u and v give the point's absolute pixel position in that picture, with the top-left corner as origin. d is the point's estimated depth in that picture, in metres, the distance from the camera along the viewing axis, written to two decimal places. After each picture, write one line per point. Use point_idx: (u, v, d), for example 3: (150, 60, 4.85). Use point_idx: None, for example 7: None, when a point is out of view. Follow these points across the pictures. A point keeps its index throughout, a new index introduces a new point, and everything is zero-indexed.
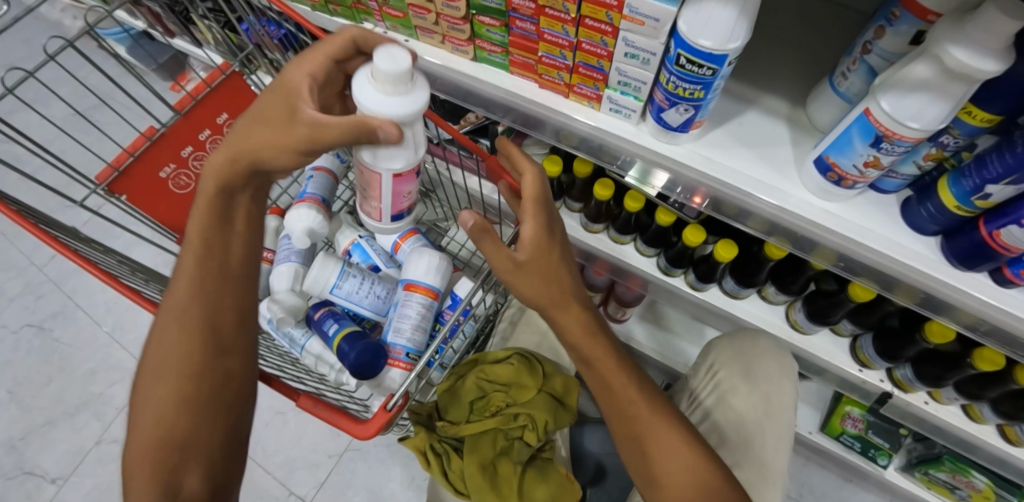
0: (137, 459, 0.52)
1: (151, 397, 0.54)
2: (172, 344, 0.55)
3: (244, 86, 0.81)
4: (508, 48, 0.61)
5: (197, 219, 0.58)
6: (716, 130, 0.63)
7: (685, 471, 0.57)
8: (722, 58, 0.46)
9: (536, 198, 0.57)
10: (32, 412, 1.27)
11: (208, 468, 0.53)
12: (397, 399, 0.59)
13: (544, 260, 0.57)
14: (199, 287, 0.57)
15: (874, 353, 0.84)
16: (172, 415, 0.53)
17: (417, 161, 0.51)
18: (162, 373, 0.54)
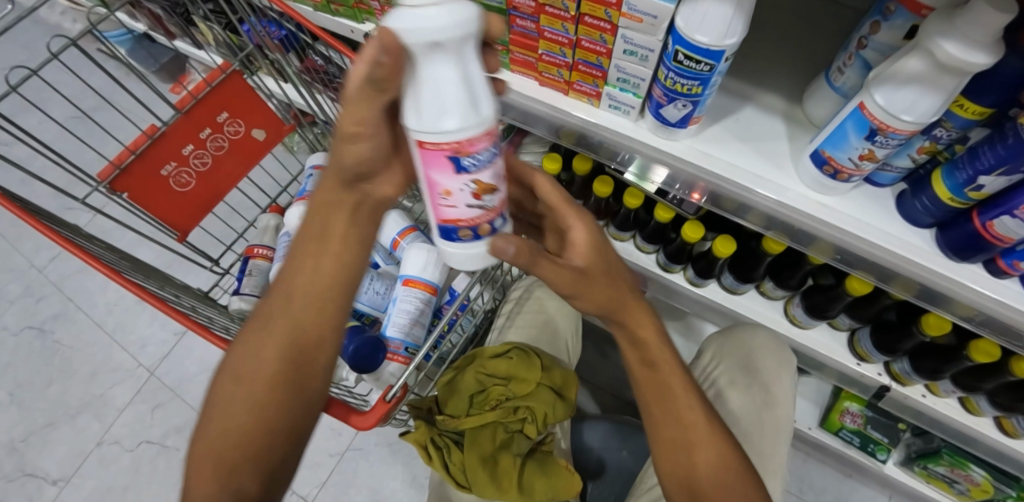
0: (199, 453, 0.54)
1: (228, 398, 0.55)
2: (257, 351, 0.57)
3: (245, 86, 0.82)
4: (509, 46, 0.62)
5: (306, 229, 0.59)
6: (713, 126, 0.64)
7: (715, 470, 0.59)
8: (719, 53, 0.47)
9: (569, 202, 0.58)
10: (33, 413, 1.27)
11: (265, 474, 0.54)
12: (395, 390, 0.64)
13: (595, 255, 0.55)
14: (289, 299, 0.58)
15: (872, 347, 0.85)
16: (242, 420, 0.54)
17: (452, 132, 0.39)
18: (242, 377, 0.56)
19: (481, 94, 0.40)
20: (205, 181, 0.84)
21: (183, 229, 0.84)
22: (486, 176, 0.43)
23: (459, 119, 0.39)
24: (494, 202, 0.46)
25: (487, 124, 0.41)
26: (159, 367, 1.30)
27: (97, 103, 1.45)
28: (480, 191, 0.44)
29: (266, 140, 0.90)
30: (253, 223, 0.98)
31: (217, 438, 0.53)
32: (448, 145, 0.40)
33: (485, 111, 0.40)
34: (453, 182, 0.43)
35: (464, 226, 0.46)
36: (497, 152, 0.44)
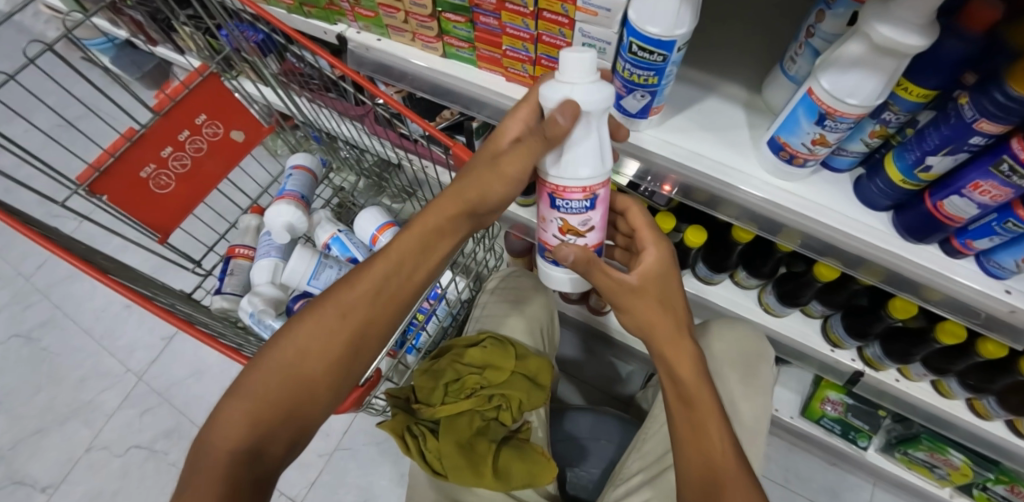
0: (235, 408, 0.55)
1: (281, 366, 0.57)
2: (325, 332, 0.59)
3: (222, 87, 0.84)
4: (474, 43, 0.64)
5: (411, 231, 0.62)
6: (677, 116, 0.66)
7: (725, 464, 0.60)
8: (670, 43, 0.49)
9: (651, 226, 0.63)
10: (22, 420, 1.27)
11: (291, 441, 0.57)
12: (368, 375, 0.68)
13: (654, 277, 0.60)
14: (373, 295, 0.61)
15: (844, 332, 0.86)
16: (293, 392, 0.57)
17: (555, 179, 0.51)
18: (303, 352, 0.58)
19: (587, 160, 0.49)
20: (184, 183, 0.85)
21: (165, 231, 0.85)
22: (575, 219, 0.54)
23: (562, 172, 0.50)
24: (581, 240, 0.57)
25: (584, 183, 0.51)
26: (148, 371, 1.31)
27: (81, 112, 1.46)
28: (568, 229, 0.56)
29: (246, 141, 0.91)
30: (235, 224, 0.99)
31: (266, 397, 0.56)
32: (549, 186, 0.53)
33: (583, 174, 0.50)
34: (551, 213, 0.55)
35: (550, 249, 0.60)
36: (594, 206, 0.54)
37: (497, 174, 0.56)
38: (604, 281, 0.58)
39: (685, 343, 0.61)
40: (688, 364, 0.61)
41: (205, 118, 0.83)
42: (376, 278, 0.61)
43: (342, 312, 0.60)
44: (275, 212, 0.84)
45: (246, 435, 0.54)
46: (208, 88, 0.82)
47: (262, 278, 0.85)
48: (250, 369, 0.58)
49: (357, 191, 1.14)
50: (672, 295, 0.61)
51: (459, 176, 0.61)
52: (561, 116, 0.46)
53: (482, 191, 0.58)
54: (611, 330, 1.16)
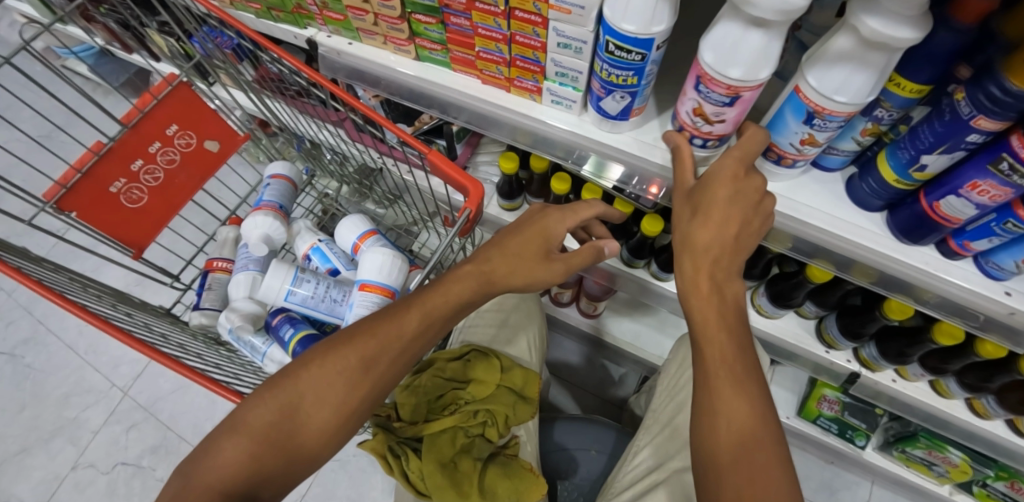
0: (233, 445, 0.52)
1: (288, 405, 0.54)
2: (340, 380, 0.55)
3: (193, 96, 0.83)
4: (447, 44, 0.61)
5: (445, 294, 0.58)
6: (660, 114, 0.61)
7: (739, 435, 0.48)
8: (648, 42, 0.46)
9: (748, 151, 0.50)
10: (6, 440, 1.24)
11: (283, 485, 0.54)
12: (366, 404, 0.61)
13: (706, 194, 0.50)
14: (399, 356, 0.57)
15: (838, 333, 0.84)
16: (297, 439, 0.54)
17: (717, 73, 0.45)
18: (315, 396, 0.55)
19: (742, 61, 0.43)
20: (160, 195, 0.81)
21: (138, 246, 0.80)
22: (709, 108, 0.49)
23: (716, 62, 0.45)
24: (707, 128, 0.52)
25: (731, 83, 0.45)
26: (133, 386, 1.28)
27: (53, 128, 1.43)
28: (699, 113, 0.51)
29: (221, 151, 0.87)
30: (213, 236, 0.94)
31: (270, 437, 0.53)
32: (698, 67, 0.47)
33: (730, 75, 0.44)
34: (689, 92, 0.51)
35: (687, 132, 0.55)
36: (733, 106, 0.48)
37: (541, 269, 0.59)
38: (678, 169, 0.54)
39: (705, 276, 0.51)
40: (709, 302, 0.51)
41: (177, 128, 0.81)
42: (404, 331, 0.57)
43: (363, 363, 0.56)
44: (251, 224, 0.81)
45: (241, 474, 0.52)
46: (181, 96, 0.82)
47: (239, 293, 0.80)
48: (255, 401, 0.55)
49: (341, 197, 1.10)
50: (709, 216, 0.50)
51: (497, 248, 0.60)
52: (607, 249, 0.61)
53: (527, 283, 0.59)
54: (601, 333, 1.14)
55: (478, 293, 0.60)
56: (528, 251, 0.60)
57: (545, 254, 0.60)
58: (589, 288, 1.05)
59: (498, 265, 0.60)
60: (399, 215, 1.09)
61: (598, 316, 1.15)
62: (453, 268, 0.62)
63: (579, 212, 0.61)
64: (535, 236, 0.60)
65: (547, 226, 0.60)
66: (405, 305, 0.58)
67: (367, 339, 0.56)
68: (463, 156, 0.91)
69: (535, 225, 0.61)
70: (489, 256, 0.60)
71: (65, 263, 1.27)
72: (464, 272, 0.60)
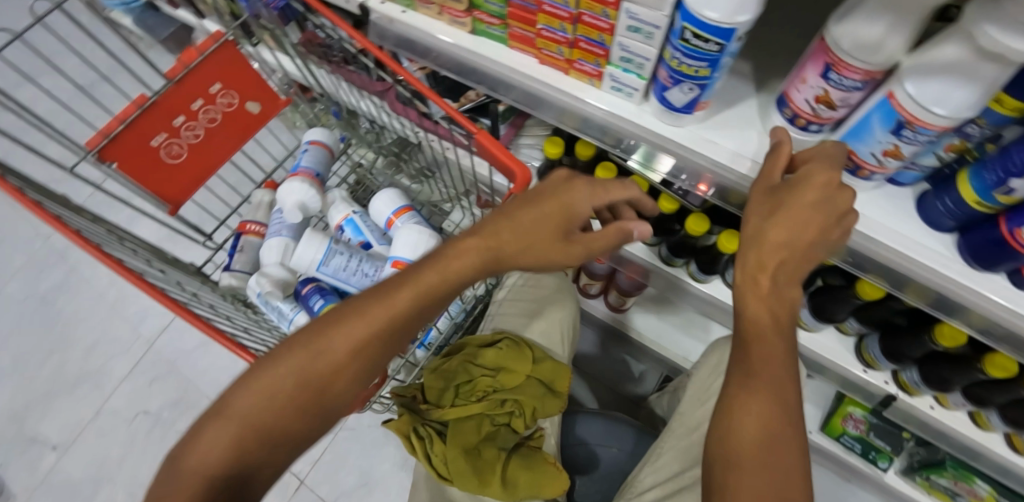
0: (221, 428, 0.52)
1: (276, 389, 0.53)
2: (329, 361, 0.54)
3: (238, 56, 0.78)
4: (507, 19, 0.58)
5: (443, 269, 0.56)
6: (723, 112, 0.58)
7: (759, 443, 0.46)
8: (729, 32, 0.43)
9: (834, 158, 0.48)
10: (35, 381, 1.27)
11: (272, 467, 0.54)
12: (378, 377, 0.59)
13: (792, 194, 0.48)
14: (390, 334, 0.55)
15: (879, 353, 0.81)
16: (285, 422, 0.53)
17: (859, 60, 0.44)
18: (304, 377, 0.54)
19: (880, 46, 0.42)
20: (196, 153, 0.82)
21: (175, 203, 0.83)
22: (836, 95, 0.48)
23: (852, 51, 0.44)
24: (828, 114, 0.51)
25: (871, 69, 0.44)
26: (158, 339, 1.30)
27: (97, 78, 1.45)
28: (823, 100, 0.50)
29: (260, 113, 0.88)
30: (247, 198, 0.92)
31: (257, 421, 0.52)
32: (828, 55, 0.46)
33: (871, 61, 0.44)
34: (810, 80, 0.49)
35: (800, 120, 0.53)
36: (865, 90, 0.47)
37: (559, 252, 0.57)
38: (770, 161, 0.49)
39: (766, 276, 0.48)
40: (764, 306, 0.48)
41: (220, 87, 0.78)
42: (395, 309, 0.55)
43: (352, 343, 0.55)
44: (288, 190, 0.80)
45: (229, 458, 0.51)
46: (224, 56, 0.77)
47: (271, 259, 0.79)
48: (244, 385, 0.54)
49: (375, 169, 1.09)
50: (784, 219, 0.47)
51: (506, 224, 0.57)
52: (637, 232, 0.59)
53: (540, 262, 0.58)
54: (627, 328, 1.12)
55: (484, 269, 0.57)
56: (541, 230, 0.57)
57: (564, 234, 0.57)
58: (620, 283, 1.03)
59: (504, 242, 0.57)
60: (432, 192, 1.08)
61: (625, 311, 1.13)
62: (455, 239, 0.59)
63: (607, 193, 0.57)
64: (547, 212, 0.57)
65: (571, 209, 0.57)
66: (398, 283, 0.56)
67: (356, 319, 0.55)
68: (506, 137, 0.87)
69: (550, 203, 0.57)
70: (491, 232, 0.57)
71: (101, 212, 1.29)
72: (466, 246, 0.57)
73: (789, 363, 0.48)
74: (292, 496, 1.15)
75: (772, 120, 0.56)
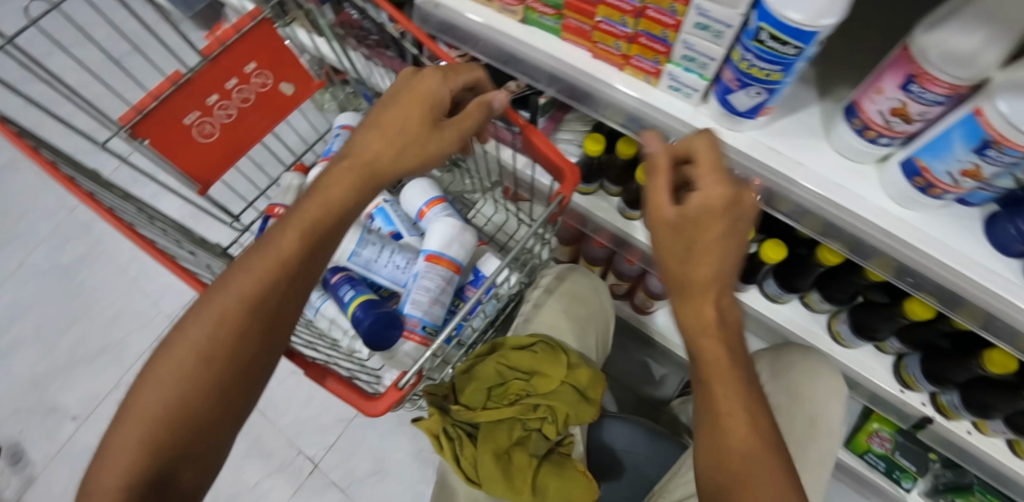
0: (132, 429, 0.47)
1: (176, 378, 0.49)
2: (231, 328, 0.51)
3: (275, 35, 0.76)
4: (562, 10, 0.55)
5: (315, 200, 0.55)
6: (785, 118, 0.56)
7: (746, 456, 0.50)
8: (810, 35, 0.40)
9: (717, 169, 0.49)
10: (57, 351, 1.28)
11: (202, 460, 0.50)
12: (409, 377, 0.51)
13: (695, 231, 0.50)
14: (276, 275, 0.52)
15: (919, 374, 0.78)
16: (195, 405, 0.49)
17: (946, 73, 0.41)
18: (205, 353, 0.50)
19: (971, 60, 0.39)
20: (228, 133, 0.80)
21: (205, 183, 0.82)
22: (914, 108, 0.45)
23: (940, 62, 0.40)
24: (902, 128, 0.48)
25: (957, 83, 0.41)
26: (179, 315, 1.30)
27: (128, 50, 1.44)
28: (899, 113, 0.47)
29: (294, 95, 0.86)
30: (276, 181, 0.91)
31: (162, 413, 0.48)
32: (912, 66, 0.42)
33: (958, 76, 0.40)
34: (888, 90, 0.46)
35: (871, 132, 0.50)
36: (948, 105, 0.44)
37: (433, 139, 0.57)
38: (654, 198, 0.52)
39: (710, 312, 0.52)
40: (716, 340, 0.53)
41: (255, 67, 0.76)
42: (279, 253, 0.53)
43: (242, 299, 0.51)
44: None
45: (146, 456, 0.47)
46: (259, 34, 0.74)
47: None
48: (144, 385, 0.49)
49: None
50: (704, 255, 0.50)
51: (368, 141, 0.56)
52: (496, 103, 0.58)
53: (419, 158, 0.57)
54: (653, 331, 1.10)
55: (365, 186, 0.56)
56: (407, 127, 0.56)
57: (432, 122, 0.57)
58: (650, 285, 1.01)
59: (366, 151, 0.56)
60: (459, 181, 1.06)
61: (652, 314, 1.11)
62: (321, 178, 0.57)
63: (457, 72, 0.59)
64: (399, 125, 0.56)
65: (430, 92, 0.57)
66: (280, 229, 0.54)
67: (239, 278, 0.52)
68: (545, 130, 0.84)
69: (409, 99, 0.56)
70: (352, 153, 0.57)
71: (125, 186, 1.28)
72: (336, 172, 0.56)
73: (750, 391, 0.53)
74: (306, 479, 1.15)
75: (839, 131, 0.53)
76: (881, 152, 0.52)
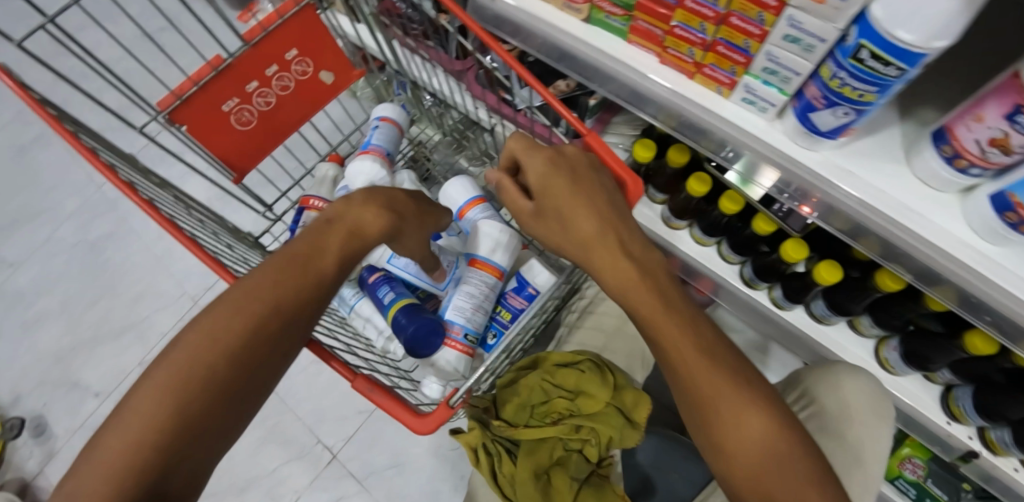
0: (129, 430, 0.42)
1: (184, 378, 0.45)
2: (246, 323, 0.48)
3: (318, 21, 0.73)
4: (633, 11, 0.52)
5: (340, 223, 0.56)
6: (863, 139, 0.52)
7: (755, 447, 0.48)
8: (917, 57, 0.36)
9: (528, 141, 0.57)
10: (81, 326, 1.29)
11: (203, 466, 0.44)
12: (459, 395, 0.55)
13: (550, 193, 0.54)
14: (303, 282, 0.52)
15: (970, 408, 0.74)
16: (207, 403, 0.45)
17: None
18: (219, 351, 0.46)
19: None
20: (266, 120, 0.78)
21: (240, 171, 0.80)
22: (1017, 140, 0.39)
23: None
24: (1001, 159, 0.42)
25: None
26: (203, 297, 1.29)
27: (162, 27, 1.42)
28: (998, 144, 0.41)
29: (334, 84, 0.83)
30: (311, 171, 0.89)
31: (167, 409, 0.43)
32: (1019, 94, 0.37)
33: None
34: (989, 118, 0.40)
35: (963, 160, 0.45)
36: None
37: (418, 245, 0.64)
38: (513, 202, 0.58)
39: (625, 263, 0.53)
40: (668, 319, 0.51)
41: (296, 54, 0.74)
42: (308, 261, 0.52)
43: (267, 300, 0.50)
44: (358, 168, 0.77)
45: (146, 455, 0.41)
46: (302, 20, 0.72)
47: None
48: (149, 383, 0.45)
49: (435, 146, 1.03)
50: (575, 210, 0.54)
51: (384, 203, 0.59)
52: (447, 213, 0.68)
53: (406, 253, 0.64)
54: None
55: (386, 226, 0.58)
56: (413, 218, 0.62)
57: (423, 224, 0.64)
58: None
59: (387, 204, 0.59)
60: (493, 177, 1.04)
61: None
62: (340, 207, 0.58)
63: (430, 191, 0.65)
64: (410, 209, 0.62)
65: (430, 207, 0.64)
66: (310, 242, 0.54)
67: (264, 280, 0.51)
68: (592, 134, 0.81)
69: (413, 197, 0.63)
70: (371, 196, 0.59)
71: (152, 165, 1.27)
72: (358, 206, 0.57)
73: (724, 359, 0.51)
74: (324, 468, 1.14)
75: (925, 156, 0.48)
76: (969, 183, 0.47)
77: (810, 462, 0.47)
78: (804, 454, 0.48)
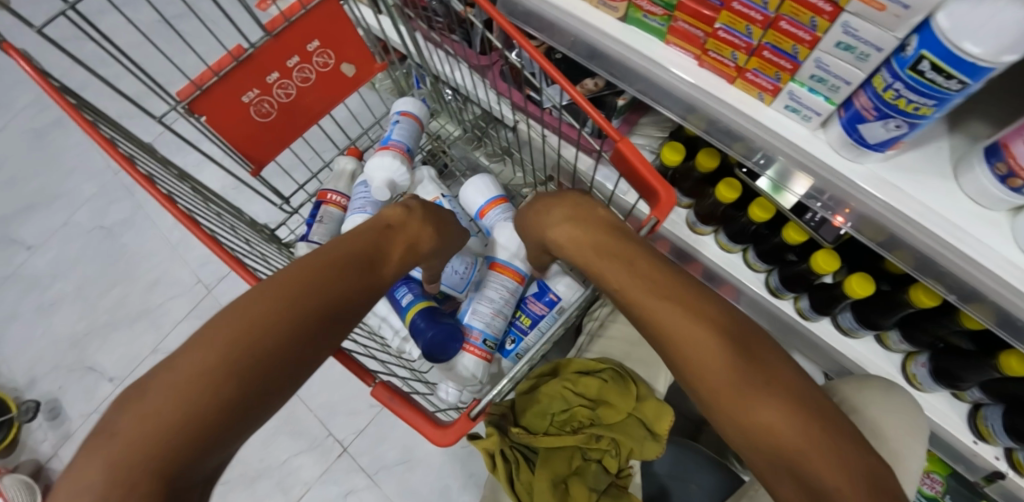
0: (173, 395, 0.42)
1: (230, 351, 0.44)
2: (290, 314, 0.47)
3: (342, 13, 0.72)
4: (674, 11, 0.50)
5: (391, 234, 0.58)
6: (910, 152, 0.50)
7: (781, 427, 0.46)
8: (983, 71, 0.33)
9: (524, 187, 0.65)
10: (97, 311, 1.29)
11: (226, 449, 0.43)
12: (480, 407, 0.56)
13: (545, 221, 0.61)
14: (355, 284, 0.53)
15: (1000, 429, 0.72)
16: (249, 384, 0.44)
17: None
18: (270, 335, 0.46)
19: None
20: (286, 112, 0.77)
21: (259, 163, 0.79)
22: None
23: None
24: None
25: None
26: (217, 287, 1.29)
27: (181, 13, 1.41)
28: None
29: (356, 76, 0.82)
30: (330, 164, 0.88)
31: (211, 382, 0.43)
32: None
33: None
34: None
35: (1017, 179, 0.42)
36: None
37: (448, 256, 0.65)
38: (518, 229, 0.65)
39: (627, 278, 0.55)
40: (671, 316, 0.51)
41: (318, 45, 0.72)
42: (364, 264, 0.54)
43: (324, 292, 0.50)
44: (377, 164, 0.76)
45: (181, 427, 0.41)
46: (326, 11, 0.70)
47: None
48: (196, 351, 0.45)
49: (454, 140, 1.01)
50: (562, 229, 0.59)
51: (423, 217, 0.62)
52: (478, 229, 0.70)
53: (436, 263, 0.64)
54: None
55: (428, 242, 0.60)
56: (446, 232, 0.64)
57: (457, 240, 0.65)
58: None
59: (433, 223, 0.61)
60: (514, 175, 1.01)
61: None
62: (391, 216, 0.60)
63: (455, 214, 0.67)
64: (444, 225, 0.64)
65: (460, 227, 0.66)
66: (370, 244, 0.56)
67: (322, 270, 0.51)
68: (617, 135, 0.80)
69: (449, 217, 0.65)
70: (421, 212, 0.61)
71: (169, 153, 1.27)
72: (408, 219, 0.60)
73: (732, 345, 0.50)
74: (335, 461, 1.14)
75: (975, 173, 0.45)
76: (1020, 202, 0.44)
77: (836, 437, 0.45)
78: (833, 432, 0.45)
